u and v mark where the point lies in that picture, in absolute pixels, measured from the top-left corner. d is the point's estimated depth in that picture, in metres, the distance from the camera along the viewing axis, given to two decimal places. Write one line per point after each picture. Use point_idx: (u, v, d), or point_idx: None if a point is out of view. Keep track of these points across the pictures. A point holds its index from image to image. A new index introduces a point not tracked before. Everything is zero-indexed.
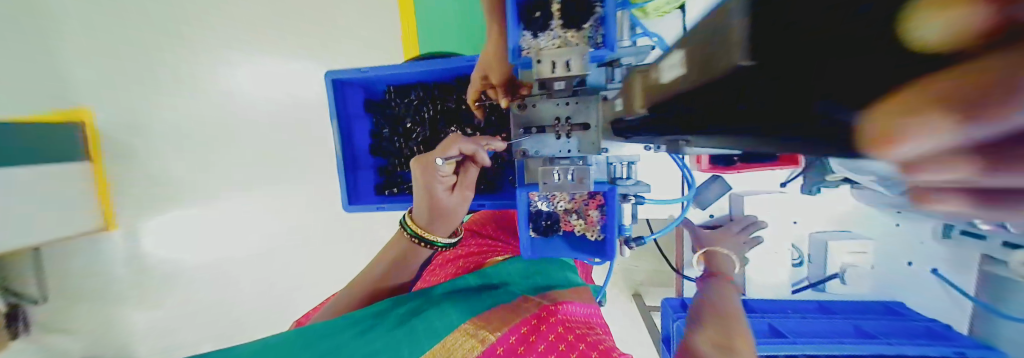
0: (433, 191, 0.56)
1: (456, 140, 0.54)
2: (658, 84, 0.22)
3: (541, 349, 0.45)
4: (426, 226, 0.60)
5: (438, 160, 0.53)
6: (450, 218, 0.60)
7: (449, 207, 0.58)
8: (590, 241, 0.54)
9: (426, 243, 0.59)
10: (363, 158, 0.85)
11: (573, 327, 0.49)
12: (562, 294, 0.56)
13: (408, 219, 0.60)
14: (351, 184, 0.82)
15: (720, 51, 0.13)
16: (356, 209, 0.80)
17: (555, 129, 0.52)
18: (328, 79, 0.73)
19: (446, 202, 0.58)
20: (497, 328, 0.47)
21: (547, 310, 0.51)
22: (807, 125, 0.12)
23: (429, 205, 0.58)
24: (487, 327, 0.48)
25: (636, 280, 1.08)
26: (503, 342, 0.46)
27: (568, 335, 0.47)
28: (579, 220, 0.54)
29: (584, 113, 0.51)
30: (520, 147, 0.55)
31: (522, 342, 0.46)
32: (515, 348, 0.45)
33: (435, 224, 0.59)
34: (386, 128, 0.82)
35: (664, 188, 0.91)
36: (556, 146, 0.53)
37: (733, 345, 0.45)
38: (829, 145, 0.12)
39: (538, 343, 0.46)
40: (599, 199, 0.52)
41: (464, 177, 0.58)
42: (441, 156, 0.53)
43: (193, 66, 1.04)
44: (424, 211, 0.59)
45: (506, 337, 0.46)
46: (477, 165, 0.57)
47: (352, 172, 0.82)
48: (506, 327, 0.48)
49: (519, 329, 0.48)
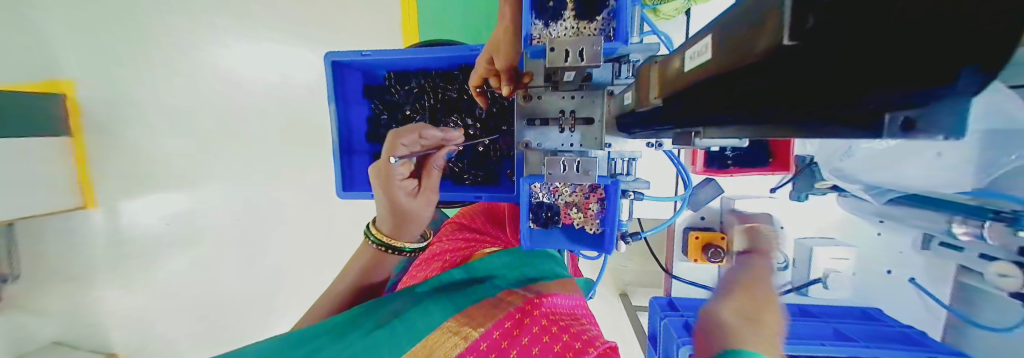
0: (394, 196, 0.58)
1: (403, 138, 0.58)
2: (676, 74, 0.23)
3: (525, 341, 0.43)
4: (392, 234, 0.61)
5: (392, 159, 0.57)
6: (414, 224, 0.61)
7: (414, 211, 0.59)
8: (589, 235, 0.56)
9: (394, 250, 0.61)
10: (359, 143, 0.83)
11: (556, 319, 0.47)
12: (548, 287, 0.56)
13: (370, 229, 0.61)
14: (345, 169, 0.79)
15: (762, 31, 0.14)
16: (350, 196, 0.78)
17: (559, 122, 0.52)
18: (327, 60, 0.71)
19: (409, 206, 0.60)
20: (483, 322, 0.46)
21: (530, 303, 0.50)
22: (843, 105, 0.13)
23: (391, 211, 0.59)
24: (474, 323, 0.47)
25: (624, 280, 1.10)
26: (486, 338, 0.45)
27: (552, 326, 0.45)
28: (578, 214, 0.55)
29: (588, 107, 0.52)
30: (523, 139, 0.54)
31: (505, 336, 0.45)
32: (498, 342, 0.44)
33: (399, 230, 0.61)
34: (384, 114, 0.82)
35: (658, 188, 0.92)
36: (559, 139, 0.53)
37: (761, 318, 0.41)
38: (860, 130, 0.13)
39: (522, 336, 0.44)
40: (599, 193, 0.53)
41: (426, 179, 0.60)
42: (394, 155, 0.57)
43: (182, 43, 1.00)
44: (388, 219, 0.60)
45: (490, 332, 0.45)
46: (435, 164, 0.60)
47: (347, 156, 0.80)
48: (489, 322, 0.46)
49: (503, 323, 0.46)
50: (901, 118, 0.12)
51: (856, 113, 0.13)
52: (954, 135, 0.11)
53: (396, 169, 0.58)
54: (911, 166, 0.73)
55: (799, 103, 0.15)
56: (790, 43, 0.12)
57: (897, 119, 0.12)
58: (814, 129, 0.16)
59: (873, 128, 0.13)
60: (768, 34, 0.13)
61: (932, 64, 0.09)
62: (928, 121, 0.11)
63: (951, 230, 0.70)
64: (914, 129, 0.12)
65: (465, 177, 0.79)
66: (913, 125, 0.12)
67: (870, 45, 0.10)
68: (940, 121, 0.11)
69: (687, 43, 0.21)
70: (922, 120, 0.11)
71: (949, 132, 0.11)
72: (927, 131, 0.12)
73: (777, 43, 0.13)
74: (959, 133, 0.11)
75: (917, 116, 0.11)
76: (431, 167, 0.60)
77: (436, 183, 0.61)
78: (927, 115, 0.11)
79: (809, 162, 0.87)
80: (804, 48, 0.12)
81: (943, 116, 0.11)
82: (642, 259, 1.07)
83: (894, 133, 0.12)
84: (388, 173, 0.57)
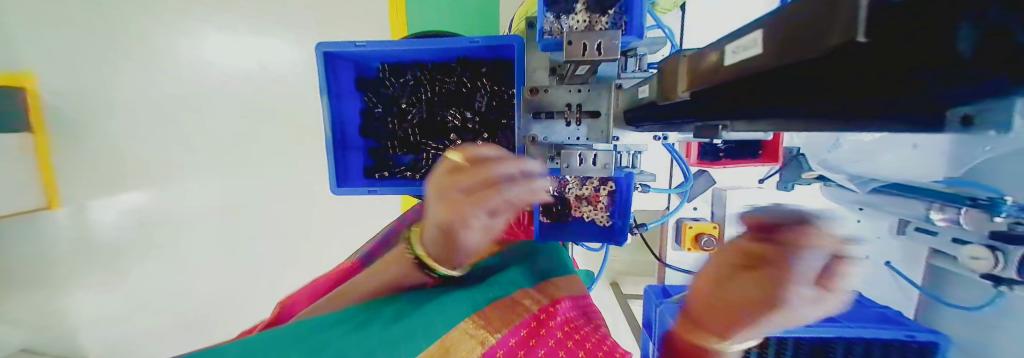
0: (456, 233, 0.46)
1: (501, 189, 0.41)
2: (711, 68, 0.23)
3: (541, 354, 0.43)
4: (438, 257, 0.51)
5: (491, 165, 0.40)
6: (465, 255, 0.51)
7: (473, 247, 0.48)
8: (599, 227, 0.57)
9: (427, 271, 0.52)
10: (352, 138, 0.80)
11: (572, 330, 0.48)
12: (559, 288, 0.55)
13: (416, 246, 0.51)
14: (340, 165, 0.77)
15: (823, 29, 0.14)
16: (345, 192, 0.76)
17: (565, 115, 0.51)
18: (319, 51, 0.67)
19: (468, 242, 0.48)
20: (500, 328, 0.45)
21: (546, 312, 0.49)
22: (908, 96, 0.14)
23: (445, 238, 0.48)
24: (489, 327, 0.45)
25: (616, 270, 1.13)
26: (503, 345, 0.44)
27: (567, 340, 0.46)
28: (589, 208, 0.57)
29: (593, 100, 0.50)
30: (529, 133, 0.53)
31: (521, 345, 0.44)
32: (515, 351, 0.43)
33: (446, 259, 0.51)
34: (379, 107, 0.79)
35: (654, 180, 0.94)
36: (565, 133, 0.52)
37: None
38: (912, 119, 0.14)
39: (539, 347, 0.44)
40: (610, 185, 0.55)
41: (494, 222, 0.46)
42: (491, 158, 0.41)
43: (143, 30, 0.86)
44: (437, 242, 0.49)
45: (506, 340, 0.44)
46: (513, 209, 0.44)
47: (341, 151, 0.77)
48: (506, 328, 0.45)
49: (519, 331, 0.46)
50: (960, 114, 0.13)
51: (916, 105, 0.13)
52: (1003, 129, 0.12)
53: (476, 209, 0.42)
54: (887, 156, 0.77)
55: (851, 96, 0.15)
56: (865, 40, 0.12)
57: (957, 115, 0.13)
58: (863, 117, 0.16)
59: (936, 119, 0.13)
60: (834, 31, 0.13)
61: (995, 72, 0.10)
62: (979, 118, 0.12)
63: (928, 217, 0.77)
64: (972, 124, 0.13)
65: None
66: (970, 119, 0.12)
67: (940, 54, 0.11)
68: (992, 117, 0.12)
69: (728, 37, 0.22)
70: (979, 116, 0.12)
71: (1000, 125, 0.12)
72: (983, 126, 0.12)
73: (846, 40, 0.13)
74: (1008, 126, 0.11)
75: (976, 114, 0.12)
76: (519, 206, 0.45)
77: (501, 228, 0.48)
78: (982, 112, 0.12)
79: (796, 154, 0.89)
80: (872, 48, 0.12)
81: (995, 119, 0.12)
82: (635, 250, 1.10)
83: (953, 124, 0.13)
84: (461, 209, 0.42)
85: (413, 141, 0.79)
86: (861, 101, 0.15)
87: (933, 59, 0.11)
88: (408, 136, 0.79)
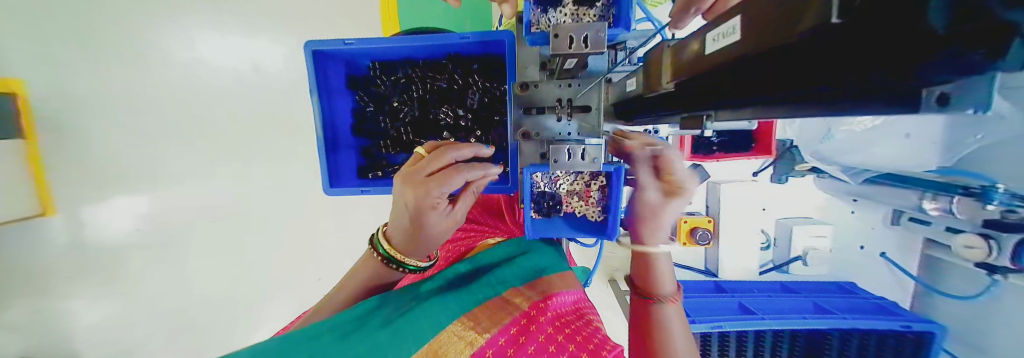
0: (423, 211, 0.49)
1: (460, 170, 0.50)
2: (695, 56, 0.23)
3: (531, 351, 0.42)
4: (402, 249, 0.53)
5: (453, 154, 0.50)
6: (430, 243, 0.53)
7: (437, 227, 0.51)
8: (591, 222, 0.57)
9: (397, 265, 0.53)
10: (344, 137, 0.79)
11: (563, 325, 0.46)
12: (552, 284, 0.55)
13: (382, 244, 0.52)
14: (331, 165, 0.76)
15: (800, 11, 0.13)
16: (337, 193, 0.75)
17: (556, 110, 0.52)
18: (308, 49, 0.65)
19: (432, 222, 0.51)
20: (489, 328, 0.44)
21: (536, 309, 0.49)
22: (881, 81, 0.13)
23: (412, 225, 0.50)
24: (478, 328, 0.44)
25: (613, 266, 1.12)
26: (492, 344, 0.43)
27: (558, 335, 0.45)
28: (579, 202, 0.56)
29: (584, 96, 0.51)
30: (521, 128, 0.54)
31: (511, 343, 0.43)
32: (504, 350, 0.42)
33: (412, 250, 0.53)
34: (371, 106, 0.78)
35: None
36: (556, 128, 0.53)
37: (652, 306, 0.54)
38: (893, 107, 0.14)
39: (528, 344, 0.43)
40: (601, 180, 0.54)
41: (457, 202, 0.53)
42: (454, 150, 0.50)
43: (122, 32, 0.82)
44: (404, 233, 0.51)
45: (496, 339, 0.43)
46: (471, 191, 0.54)
47: (333, 152, 0.76)
48: (496, 327, 0.45)
49: (508, 330, 0.45)
50: (936, 93, 0.12)
51: (892, 91, 0.13)
52: (980, 109, 0.11)
53: (441, 187, 0.48)
54: (881, 149, 0.80)
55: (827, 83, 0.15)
56: (837, 21, 0.11)
57: (933, 95, 0.12)
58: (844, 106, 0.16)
59: (912, 105, 0.13)
60: (807, 14, 0.13)
61: (966, 51, 0.09)
62: (956, 99, 0.11)
63: (922, 207, 0.76)
64: (949, 105, 0.12)
65: None
66: (946, 100, 0.12)
67: (914, 33, 0.10)
68: (970, 95, 0.11)
69: (708, 26, 0.21)
70: (955, 93, 0.11)
71: (977, 105, 0.11)
72: (958, 106, 0.12)
73: (820, 22, 0.12)
74: (988, 106, 0.10)
75: (953, 92, 0.11)
76: (471, 191, 0.54)
77: (461, 213, 0.54)
78: (960, 91, 0.11)
79: (790, 146, 0.88)
80: (849, 26, 0.12)
81: (972, 98, 0.11)
82: None
83: (929, 107, 0.12)
84: (428, 187, 0.47)
85: (408, 139, 0.78)
86: (836, 89, 0.15)
87: (908, 39, 0.11)
88: (401, 135, 0.78)
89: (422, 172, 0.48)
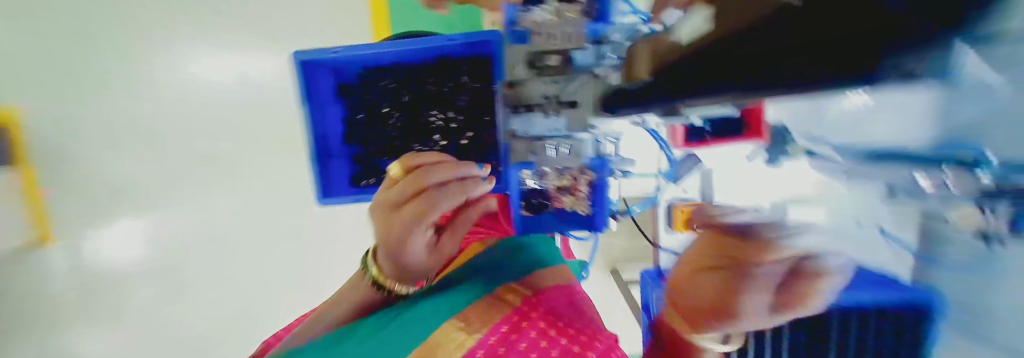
0: (394, 241, 0.49)
1: (433, 198, 0.47)
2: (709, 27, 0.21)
3: (522, 348, 0.43)
4: (394, 276, 0.54)
5: (431, 180, 0.47)
6: (414, 266, 0.54)
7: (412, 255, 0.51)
8: (580, 216, 0.58)
9: (388, 290, 0.55)
10: (336, 146, 0.79)
11: (552, 322, 0.47)
12: (542, 281, 0.56)
13: (372, 268, 0.54)
14: (324, 175, 0.76)
15: None
16: (330, 203, 0.75)
17: (544, 107, 0.51)
18: (295, 58, 0.66)
19: (409, 250, 0.51)
20: (478, 329, 0.45)
21: (527, 306, 0.49)
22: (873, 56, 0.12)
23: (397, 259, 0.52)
24: (468, 328, 0.45)
25: None
26: (483, 344, 0.43)
27: (547, 331, 0.45)
28: (568, 197, 0.58)
29: (569, 92, 0.50)
30: (509, 128, 0.54)
31: (502, 341, 0.44)
32: (495, 349, 0.42)
33: (406, 277, 0.55)
34: (361, 114, 0.78)
35: None
36: (545, 125, 0.51)
37: None
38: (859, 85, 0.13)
39: (519, 341, 0.44)
40: (588, 175, 0.56)
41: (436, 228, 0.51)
42: (432, 174, 0.47)
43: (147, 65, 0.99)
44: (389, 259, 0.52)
45: (486, 339, 0.44)
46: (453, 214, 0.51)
47: (325, 161, 0.77)
48: (487, 327, 0.45)
49: (499, 328, 0.45)
50: (908, 69, 0.11)
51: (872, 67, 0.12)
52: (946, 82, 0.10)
53: (407, 219, 0.47)
54: None
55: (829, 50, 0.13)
56: None
57: (905, 70, 0.11)
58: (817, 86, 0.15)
59: (880, 80, 0.12)
60: None
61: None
62: (919, 73, 0.11)
63: None
64: (914, 79, 0.11)
65: None
66: (912, 73, 0.11)
67: None
68: (944, 67, 0.10)
69: None
70: (920, 69, 0.10)
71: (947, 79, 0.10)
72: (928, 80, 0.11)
73: None
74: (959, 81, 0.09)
75: (922, 67, 0.10)
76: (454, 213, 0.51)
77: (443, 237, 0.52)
78: (931, 62, 0.10)
79: None
80: None
81: (941, 69, 0.10)
82: None
83: (898, 81, 0.11)
84: (393, 219, 0.47)
85: (400, 144, 0.78)
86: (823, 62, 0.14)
87: None
88: (394, 140, 0.78)
89: (392, 202, 0.47)
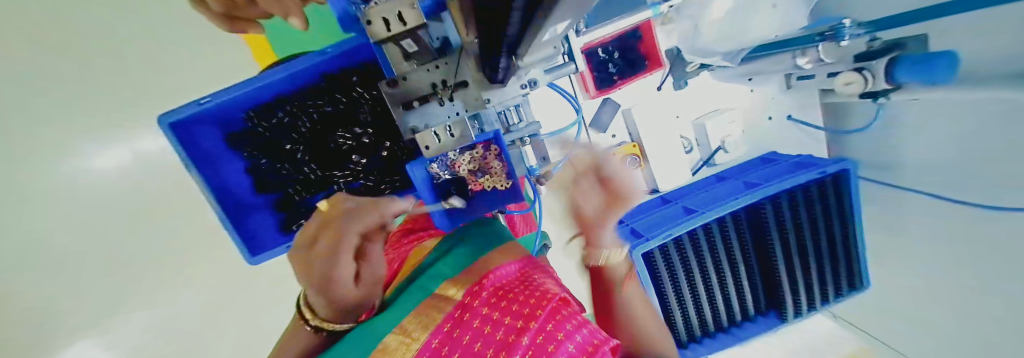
0: (330, 295, 0.40)
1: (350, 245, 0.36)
2: None
3: (468, 339, 0.42)
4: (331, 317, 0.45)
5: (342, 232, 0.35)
6: (365, 299, 0.47)
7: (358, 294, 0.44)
8: (501, 191, 0.57)
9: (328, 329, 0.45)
10: (246, 200, 0.73)
11: (500, 297, 0.47)
12: (489, 261, 0.55)
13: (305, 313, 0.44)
14: (245, 234, 0.70)
15: None
16: (262, 259, 0.69)
17: (436, 96, 0.49)
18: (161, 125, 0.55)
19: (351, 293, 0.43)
20: (419, 333, 0.43)
21: (472, 292, 0.48)
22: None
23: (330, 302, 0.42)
24: (408, 338, 0.43)
25: None
26: (427, 349, 0.41)
27: (495, 310, 0.45)
28: (484, 177, 0.57)
29: (455, 73, 0.49)
30: (408, 126, 0.51)
31: (445, 342, 0.42)
32: (438, 351, 0.41)
33: (349, 311, 0.46)
34: (264, 159, 0.72)
35: (553, 120, 0.85)
36: (443, 112, 0.50)
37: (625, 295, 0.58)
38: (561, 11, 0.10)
39: (465, 333, 0.42)
40: (494, 149, 0.53)
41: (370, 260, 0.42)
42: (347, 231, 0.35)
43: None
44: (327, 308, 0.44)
45: (430, 342, 0.42)
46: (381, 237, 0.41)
47: (242, 221, 0.70)
48: (429, 329, 0.43)
49: (442, 328, 0.43)
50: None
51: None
52: None
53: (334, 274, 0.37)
54: (760, 24, 0.69)
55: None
56: None
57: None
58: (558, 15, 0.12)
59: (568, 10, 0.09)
60: None
61: None
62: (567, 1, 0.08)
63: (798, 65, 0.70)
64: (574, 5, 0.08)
65: (384, 188, 0.73)
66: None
67: None
68: None
69: None
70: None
71: None
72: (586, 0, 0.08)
73: None
74: None
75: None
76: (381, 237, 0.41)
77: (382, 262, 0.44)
78: None
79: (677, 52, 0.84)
80: None
81: None
82: None
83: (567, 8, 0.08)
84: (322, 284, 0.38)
85: (317, 178, 0.73)
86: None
87: None
88: (309, 175, 0.73)
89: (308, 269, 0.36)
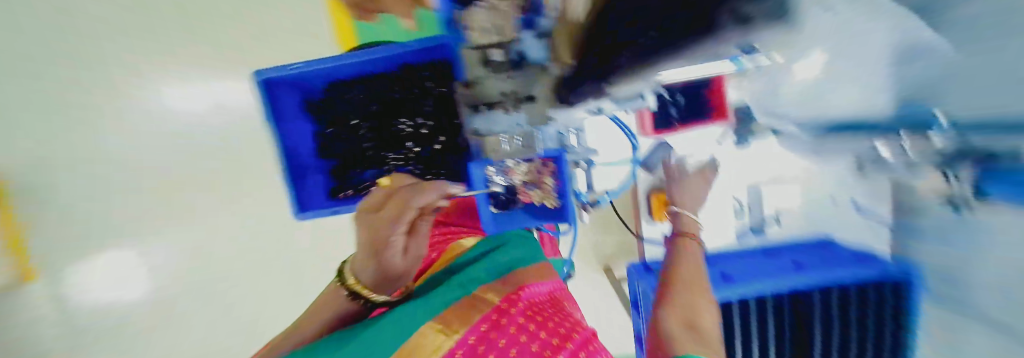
0: (381, 261, 0.43)
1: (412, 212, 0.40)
2: None
3: (502, 344, 0.42)
4: (372, 284, 0.46)
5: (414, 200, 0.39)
6: (402, 276, 0.49)
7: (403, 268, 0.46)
8: (549, 209, 0.57)
9: (363, 299, 0.46)
10: (309, 162, 0.77)
11: (534, 314, 0.48)
12: (525, 276, 0.55)
13: (347, 278, 0.46)
14: (299, 192, 0.75)
15: None
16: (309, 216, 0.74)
17: (503, 105, 0.53)
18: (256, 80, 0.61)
19: (398, 264, 0.45)
20: (458, 325, 0.43)
21: (508, 301, 0.49)
22: None
23: (383, 271, 0.45)
24: (448, 329, 0.43)
25: (606, 254, 1.19)
26: (461, 344, 0.41)
27: (529, 324, 0.46)
28: (535, 190, 0.57)
29: (525, 87, 0.51)
30: (472, 127, 0.57)
31: (480, 340, 0.42)
32: (474, 349, 0.41)
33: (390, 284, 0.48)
34: (331, 128, 0.78)
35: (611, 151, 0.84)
36: (506, 122, 0.54)
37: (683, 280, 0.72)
38: None
39: (500, 338, 0.43)
40: (551, 166, 0.54)
41: (418, 234, 0.45)
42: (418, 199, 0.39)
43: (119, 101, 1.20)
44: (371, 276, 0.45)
45: (466, 338, 0.42)
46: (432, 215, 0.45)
47: (301, 179, 0.75)
48: (467, 324, 0.44)
49: (478, 327, 0.44)
50: None
51: None
52: None
53: (395, 237, 0.41)
54: None
55: None
56: None
57: None
58: None
59: None
60: None
61: None
62: None
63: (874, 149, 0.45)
64: None
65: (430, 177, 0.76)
66: None
67: None
68: None
69: None
70: None
71: None
72: None
73: None
74: None
75: None
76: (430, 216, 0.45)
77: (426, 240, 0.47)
78: None
79: None
80: None
81: None
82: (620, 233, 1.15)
83: None
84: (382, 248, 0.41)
85: (372, 155, 0.79)
86: None
87: None
88: (367, 150, 0.79)
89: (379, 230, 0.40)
